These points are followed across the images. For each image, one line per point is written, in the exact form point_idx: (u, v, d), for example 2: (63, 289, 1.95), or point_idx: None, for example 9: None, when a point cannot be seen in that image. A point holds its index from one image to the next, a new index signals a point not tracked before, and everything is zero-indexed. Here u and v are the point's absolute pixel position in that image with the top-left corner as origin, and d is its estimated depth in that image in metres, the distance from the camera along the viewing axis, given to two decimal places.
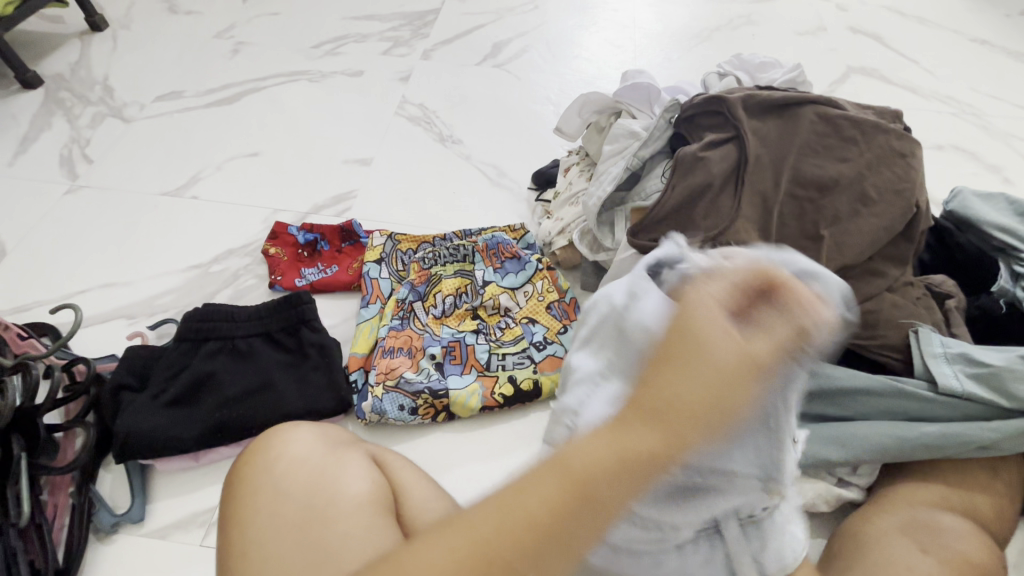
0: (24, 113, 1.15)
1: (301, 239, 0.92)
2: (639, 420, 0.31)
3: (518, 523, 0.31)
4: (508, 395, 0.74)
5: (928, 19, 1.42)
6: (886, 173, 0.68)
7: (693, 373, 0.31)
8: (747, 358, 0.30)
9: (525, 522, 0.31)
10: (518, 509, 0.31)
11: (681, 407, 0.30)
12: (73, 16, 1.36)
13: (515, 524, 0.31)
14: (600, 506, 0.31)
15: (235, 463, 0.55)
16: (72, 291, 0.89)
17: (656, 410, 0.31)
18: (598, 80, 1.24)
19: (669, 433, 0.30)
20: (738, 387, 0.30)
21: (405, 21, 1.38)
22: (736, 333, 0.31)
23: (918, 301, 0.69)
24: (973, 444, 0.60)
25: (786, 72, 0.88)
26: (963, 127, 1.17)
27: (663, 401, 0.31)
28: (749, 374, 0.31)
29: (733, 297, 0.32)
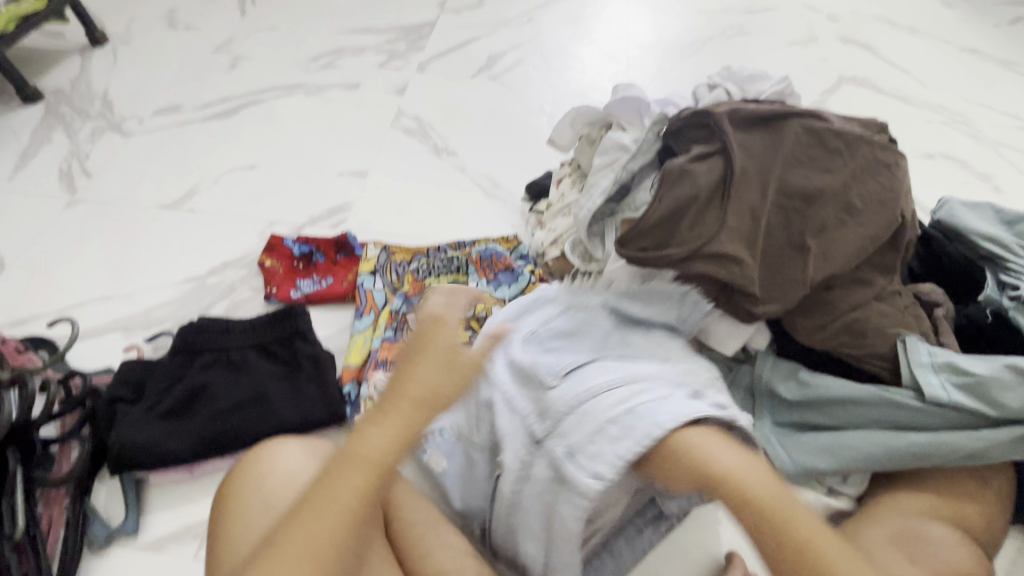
0: (24, 128, 1.17)
1: (296, 251, 0.92)
2: (411, 404, 0.49)
3: (343, 509, 0.44)
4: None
5: (918, 29, 1.43)
6: (870, 184, 0.69)
7: (438, 369, 0.51)
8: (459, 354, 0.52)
9: (343, 511, 0.44)
10: (330, 498, 0.44)
11: (429, 396, 0.50)
12: (73, 32, 1.38)
13: (330, 505, 0.44)
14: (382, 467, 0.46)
15: (226, 476, 0.57)
16: (71, 303, 0.90)
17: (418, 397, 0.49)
18: (591, 91, 1.25)
19: (427, 406, 0.49)
20: (455, 365, 0.51)
21: (402, 34, 1.40)
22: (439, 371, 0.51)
23: (906, 310, 0.70)
24: (959, 452, 0.61)
25: (774, 84, 0.90)
26: (954, 135, 1.19)
27: (422, 392, 0.50)
28: (449, 362, 0.52)
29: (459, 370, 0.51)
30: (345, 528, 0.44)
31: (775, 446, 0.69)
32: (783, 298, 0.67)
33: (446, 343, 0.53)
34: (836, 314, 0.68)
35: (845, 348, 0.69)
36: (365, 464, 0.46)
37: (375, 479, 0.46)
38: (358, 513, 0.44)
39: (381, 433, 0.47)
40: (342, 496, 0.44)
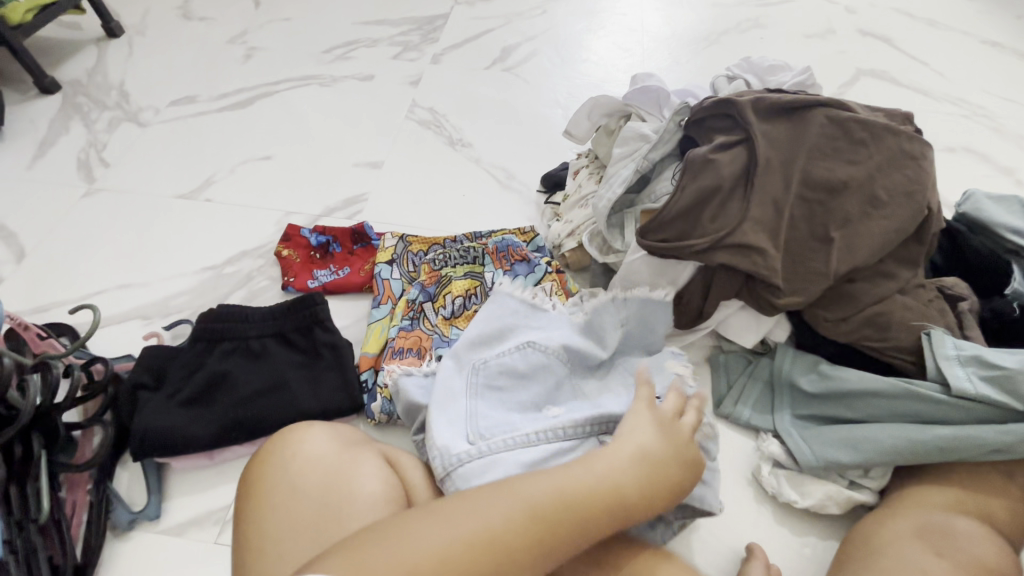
0: (42, 118, 1.18)
1: (313, 241, 0.92)
2: (602, 489, 0.50)
3: (481, 526, 0.46)
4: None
5: (938, 21, 1.41)
6: (896, 176, 0.68)
7: (634, 471, 0.52)
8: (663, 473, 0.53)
9: (478, 537, 0.45)
10: (476, 509, 0.47)
11: (615, 496, 0.50)
12: (90, 23, 1.39)
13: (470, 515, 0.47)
14: (537, 534, 0.47)
15: (253, 461, 0.58)
16: (91, 291, 0.91)
17: (608, 484, 0.51)
18: (606, 83, 1.24)
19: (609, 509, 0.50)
20: (655, 479, 0.52)
21: (415, 26, 1.39)
22: (639, 473, 0.52)
23: (930, 303, 0.69)
24: (987, 447, 0.60)
25: (795, 76, 0.88)
26: (975, 129, 1.17)
27: (615, 488, 0.51)
28: (656, 479, 0.52)
29: (660, 484, 0.52)
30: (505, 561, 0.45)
31: (794, 437, 0.69)
32: (805, 290, 0.66)
33: (686, 457, 0.55)
34: (859, 307, 0.68)
35: (867, 342, 0.68)
36: (563, 502, 0.49)
37: (554, 530, 0.47)
38: (488, 544, 0.45)
39: (555, 498, 0.49)
40: (487, 515, 0.47)
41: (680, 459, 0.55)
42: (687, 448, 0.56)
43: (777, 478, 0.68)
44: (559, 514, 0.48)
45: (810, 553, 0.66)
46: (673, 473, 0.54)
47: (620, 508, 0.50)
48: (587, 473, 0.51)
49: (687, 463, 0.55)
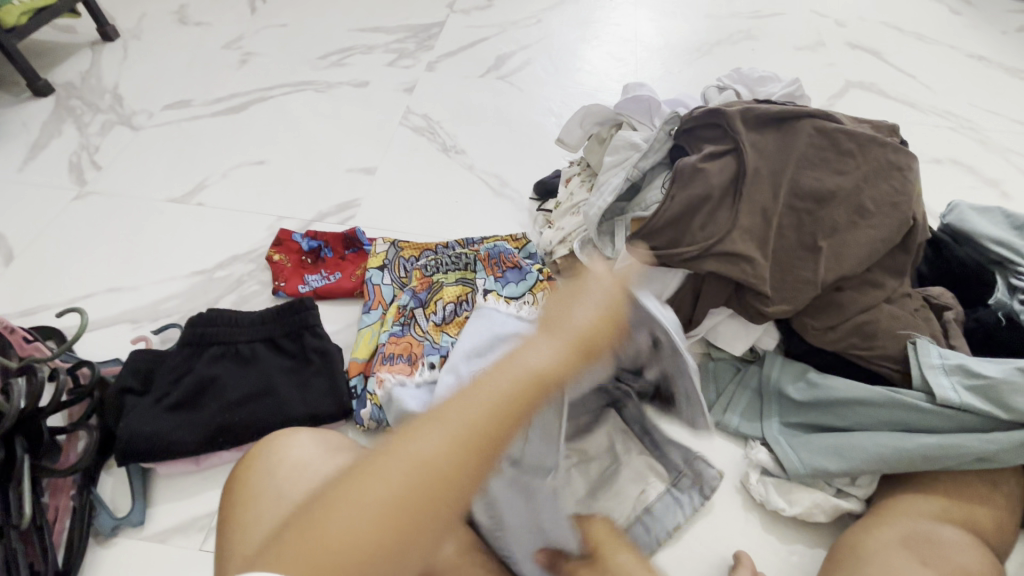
0: (35, 120, 1.17)
1: (305, 246, 0.92)
2: (516, 372, 0.45)
3: (411, 469, 0.40)
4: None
5: (926, 35, 1.44)
6: (882, 186, 0.69)
7: (549, 345, 0.47)
8: (581, 335, 0.48)
9: (414, 475, 0.40)
10: (400, 451, 0.42)
11: (537, 376, 0.45)
12: (85, 27, 1.39)
13: (393, 462, 0.41)
14: (473, 447, 0.42)
15: (239, 468, 0.57)
16: (79, 294, 0.91)
17: (519, 371, 0.45)
18: (599, 92, 1.25)
19: (531, 383, 0.45)
20: (567, 338, 0.48)
21: (411, 33, 1.40)
22: (554, 345, 0.47)
23: (916, 313, 0.69)
24: (971, 456, 0.61)
25: (784, 87, 0.89)
26: (961, 141, 1.19)
27: (531, 368, 0.46)
28: (569, 340, 0.48)
29: (575, 338, 0.48)
30: (443, 493, 0.40)
31: (783, 445, 0.69)
32: (794, 299, 0.67)
33: (596, 335, 0.49)
34: (846, 315, 0.68)
35: (854, 350, 0.68)
36: (484, 409, 0.43)
37: (482, 443, 0.42)
38: (431, 477, 0.40)
39: (472, 404, 0.43)
40: (412, 450, 0.41)
41: (586, 336, 0.49)
42: (585, 324, 0.49)
43: (765, 485, 0.69)
44: (476, 428, 0.42)
45: (797, 561, 0.66)
46: (581, 326, 0.49)
47: (543, 380, 0.46)
48: (490, 382, 0.45)
49: (588, 334, 0.49)
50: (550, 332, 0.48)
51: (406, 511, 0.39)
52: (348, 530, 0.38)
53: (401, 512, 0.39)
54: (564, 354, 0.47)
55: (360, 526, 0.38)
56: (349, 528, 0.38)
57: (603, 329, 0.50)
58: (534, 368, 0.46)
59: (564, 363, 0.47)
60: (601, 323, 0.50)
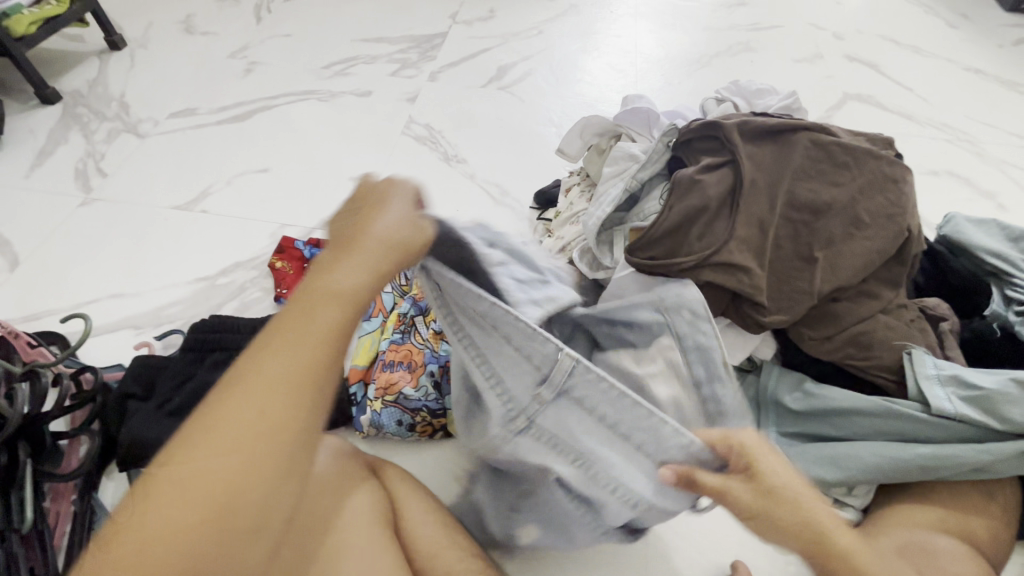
0: (42, 128, 1.19)
1: (307, 253, 0.93)
2: (322, 302, 0.40)
3: (231, 431, 0.36)
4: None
5: (923, 48, 1.45)
6: (877, 198, 0.70)
7: (355, 265, 0.42)
8: (393, 243, 0.44)
9: (238, 436, 0.35)
10: (214, 421, 0.36)
11: (347, 297, 0.41)
12: (93, 36, 1.41)
13: (212, 430, 0.35)
14: (299, 385, 0.38)
15: None
16: (83, 300, 0.91)
17: (324, 298, 0.41)
18: (599, 103, 1.27)
19: (340, 303, 0.41)
20: (370, 254, 0.43)
21: (414, 44, 1.42)
22: (362, 264, 0.42)
23: (912, 323, 0.70)
24: (966, 466, 0.61)
25: (781, 100, 0.91)
26: (957, 153, 1.20)
27: (337, 291, 0.41)
28: (371, 252, 0.43)
29: (386, 252, 0.43)
30: (270, 445, 0.36)
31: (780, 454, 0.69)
32: (790, 310, 0.67)
33: (399, 243, 0.44)
34: (843, 325, 0.69)
35: (850, 360, 0.69)
36: (294, 345, 0.38)
37: (307, 378, 0.38)
38: (261, 432, 0.36)
39: (279, 352, 0.38)
40: (230, 413, 0.36)
41: (395, 243, 0.44)
42: (391, 233, 0.44)
43: None
44: (288, 367, 0.38)
45: (794, 571, 0.66)
46: (386, 235, 0.44)
47: (353, 297, 0.41)
48: (291, 316, 0.40)
49: (396, 243, 0.44)
50: (350, 252, 0.43)
51: (240, 470, 0.35)
52: (174, 515, 0.33)
53: (234, 471, 0.35)
54: (376, 267, 0.43)
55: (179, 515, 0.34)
56: (168, 523, 0.33)
57: (414, 238, 0.45)
58: (339, 288, 0.41)
59: (373, 276, 0.42)
60: (408, 229, 0.45)
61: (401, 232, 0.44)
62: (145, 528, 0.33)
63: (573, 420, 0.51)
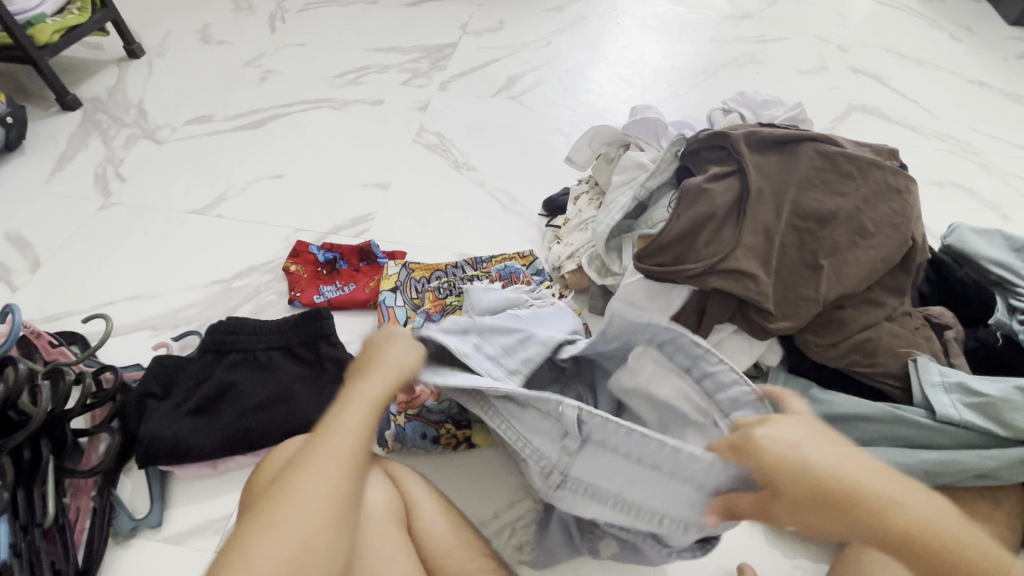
0: (62, 133, 1.22)
1: (321, 258, 0.95)
2: (360, 405, 0.49)
3: (307, 516, 0.41)
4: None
5: (927, 61, 1.47)
6: (882, 208, 0.72)
7: (380, 379, 0.51)
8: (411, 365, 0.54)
9: (311, 523, 0.41)
10: (285, 511, 0.41)
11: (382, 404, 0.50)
12: (112, 45, 1.45)
13: (285, 519, 0.41)
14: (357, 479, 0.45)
15: (253, 474, 0.59)
16: (103, 301, 0.94)
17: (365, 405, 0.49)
18: (607, 113, 1.29)
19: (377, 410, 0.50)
20: (393, 371, 0.52)
21: (425, 54, 1.45)
22: (388, 379, 0.52)
23: (917, 331, 0.71)
24: (971, 472, 0.62)
25: (788, 110, 0.92)
26: (962, 164, 1.21)
27: (372, 400, 0.50)
28: (398, 370, 0.53)
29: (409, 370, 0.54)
30: (318, 518, 0.41)
31: None
32: (795, 316, 0.69)
33: (406, 364, 0.53)
34: (847, 333, 0.70)
35: (856, 367, 0.70)
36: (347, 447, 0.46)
37: (359, 474, 0.45)
38: (331, 521, 0.42)
39: (336, 450, 0.45)
40: (298, 504, 0.42)
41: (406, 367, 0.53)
42: (402, 359, 0.54)
43: None
44: (329, 449, 0.45)
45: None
46: (405, 358, 0.54)
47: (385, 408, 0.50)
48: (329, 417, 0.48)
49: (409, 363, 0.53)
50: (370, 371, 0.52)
51: (314, 557, 0.40)
52: None
53: (306, 561, 0.40)
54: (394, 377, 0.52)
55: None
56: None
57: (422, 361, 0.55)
58: (365, 391, 0.50)
59: (388, 386, 0.51)
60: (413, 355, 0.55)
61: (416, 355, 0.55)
62: None
63: (602, 464, 0.57)
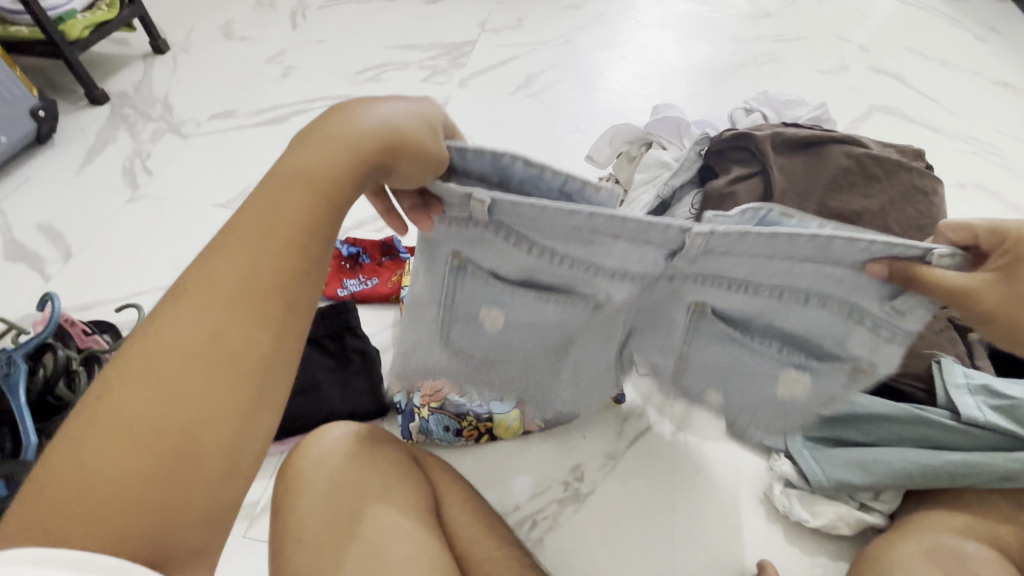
0: (91, 127, 1.24)
1: (344, 252, 0.96)
2: (269, 199, 0.41)
3: (176, 352, 0.37)
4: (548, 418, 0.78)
5: (950, 61, 1.45)
6: (909, 210, 0.71)
7: (308, 155, 0.43)
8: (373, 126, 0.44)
9: (189, 358, 0.37)
10: (153, 348, 0.37)
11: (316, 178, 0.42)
12: (138, 40, 1.47)
13: (153, 360, 0.36)
14: (260, 308, 0.39)
15: (284, 463, 0.60)
16: (133, 292, 0.96)
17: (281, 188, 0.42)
18: (626, 111, 1.29)
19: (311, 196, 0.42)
20: (322, 131, 0.44)
21: (444, 51, 1.46)
22: (313, 158, 0.43)
23: (942, 332, 0.71)
24: (994, 473, 0.61)
25: (811, 111, 0.92)
26: (986, 167, 1.20)
27: (302, 177, 0.42)
28: (326, 127, 0.44)
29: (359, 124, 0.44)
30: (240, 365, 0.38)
31: (807, 459, 0.70)
32: None
33: (421, 137, 0.44)
34: None
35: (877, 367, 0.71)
36: (245, 266, 0.39)
37: (257, 302, 0.39)
38: (212, 358, 0.37)
39: (224, 263, 0.40)
40: (168, 340, 0.37)
41: (394, 137, 0.44)
42: (400, 123, 0.44)
43: (787, 496, 0.70)
44: (229, 296, 0.39)
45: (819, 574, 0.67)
46: (347, 118, 0.44)
47: (324, 186, 0.42)
48: (230, 244, 0.40)
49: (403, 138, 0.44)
50: (364, 109, 0.45)
51: (194, 405, 0.36)
52: (115, 453, 0.34)
53: (177, 411, 0.36)
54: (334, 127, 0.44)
55: (127, 464, 0.34)
56: (111, 461, 0.34)
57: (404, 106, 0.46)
58: (277, 204, 0.41)
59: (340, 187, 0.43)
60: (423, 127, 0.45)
61: (391, 118, 0.44)
62: (86, 459, 0.34)
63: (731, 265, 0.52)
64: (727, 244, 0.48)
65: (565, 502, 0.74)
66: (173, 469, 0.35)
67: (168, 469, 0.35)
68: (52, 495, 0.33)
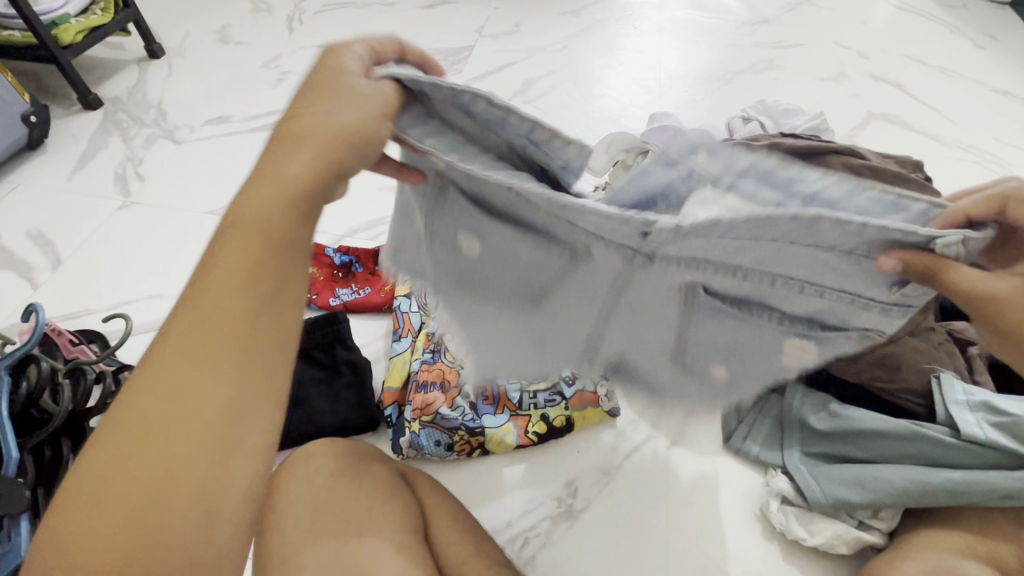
0: (83, 133, 1.23)
1: (337, 260, 0.95)
2: (232, 246, 0.38)
3: (147, 416, 0.35)
4: (542, 433, 0.76)
5: (949, 69, 1.45)
6: None
7: (265, 191, 0.39)
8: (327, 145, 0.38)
9: (160, 422, 0.35)
10: (126, 414, 0.35)
11: (272, 222, 0.38)
12: (134, 45, 1.47)
13: (125, 427, 0.35)
14: (230, 362, 0.36)
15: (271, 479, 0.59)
16: (122, 300, 0.95)
17: (242, 237, 0.38)
18: (624, 118, 1.28)
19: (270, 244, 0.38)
20: (282, 157, 0.39)
21: (441, 56, 1.45)
22: (270, 197, 0.39)
23: (940, 346, 0.69)
24: (995, 492, 0.60)
25: (809, 120, 0.91)
26: (985, 176, 1.19)
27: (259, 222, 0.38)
28: (282, 153, 0.39)
29: (309, 152, 0.38)
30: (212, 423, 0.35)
31: (804, 473, 0.69)
32: None
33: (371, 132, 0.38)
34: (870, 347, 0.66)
35: (877, 382, 0.69)
36: (209, 322, 0.37)
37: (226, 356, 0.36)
38: (181, 420, 0.35)
39: (188, 319, 0.37)
40: (138, 404, 0.35)
41: (347, 139, 0.38)
42: (352, 125, 0.38)
43: (785, 514, 0.69)
44: (195, 352, 0.36)
45: None
46: (303, 141, 0.39)
47: (284, 231, 0.39)
48: (196, 296, 0.38)
49: (350, 134, 0.38)
50: (313, 117, 0.39)
51: (167, 471, 0.34)
52: (96, 525, 0.33)
53: (151, 479, 0.34)
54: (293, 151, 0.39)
55: (103, 524, 0.33)
56: (95, 530, 0.33)
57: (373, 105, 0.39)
58: (242, 252, 0.38)
59: (290, 213, 0.39)
60: (376, 112, 0.38)
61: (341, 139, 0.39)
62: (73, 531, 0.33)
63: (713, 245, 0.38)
64: (704, 225, 0.36)
65: (558, 518, 0.72)
66: (155, 536, 0.33)
67: (146, 537, 0.33)
68: (43, 563, 0.33)
